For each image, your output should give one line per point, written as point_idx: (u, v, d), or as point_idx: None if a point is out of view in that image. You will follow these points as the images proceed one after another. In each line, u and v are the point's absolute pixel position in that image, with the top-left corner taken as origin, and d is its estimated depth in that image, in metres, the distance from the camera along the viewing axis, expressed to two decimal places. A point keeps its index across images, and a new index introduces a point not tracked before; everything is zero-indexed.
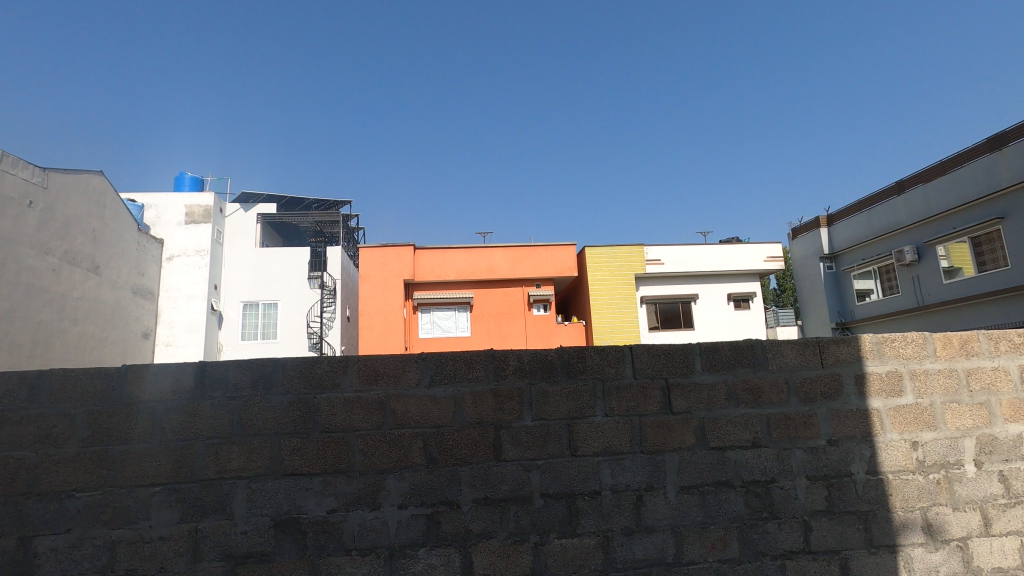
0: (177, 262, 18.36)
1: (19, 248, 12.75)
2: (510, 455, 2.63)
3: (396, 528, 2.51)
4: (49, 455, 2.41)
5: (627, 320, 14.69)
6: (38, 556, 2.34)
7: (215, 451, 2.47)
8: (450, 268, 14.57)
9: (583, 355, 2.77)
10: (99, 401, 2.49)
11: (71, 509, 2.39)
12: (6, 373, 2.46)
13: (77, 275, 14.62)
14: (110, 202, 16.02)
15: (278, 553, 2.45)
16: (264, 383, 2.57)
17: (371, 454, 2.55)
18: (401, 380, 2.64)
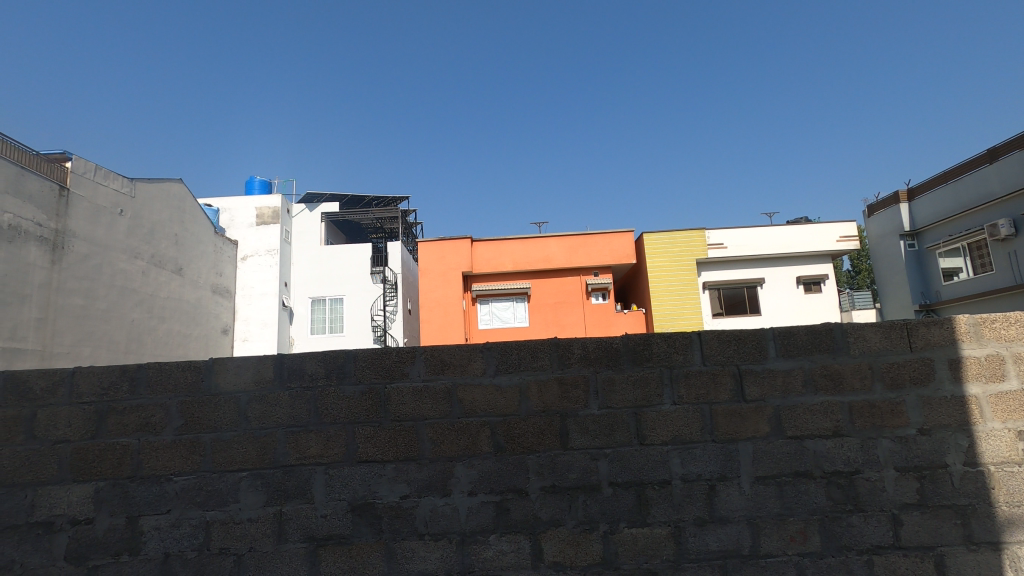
0: (249, 261, 19.41)
1: (113, 253, 13.93)
2: (577, 444, 2.62)
3: (466, 514, 2.55)
4: (149, 442, 2.61)
5: (689, 306, 14.29)
6: (144, 534, 2.55)
7: (295, 439, 2.60)
8: (506, 259, 14.65)
9: (649, 343, 2.72)
10: (189, 392, 2.67)
11: (171, 491, 2.58)
12: (110, 367, 2.68)
13: (163, 276, 15.75)
14: (189, 207, 17.13)
15: (356, 537, 2.55)
16: (337, 373, 2.67)
17: (439, 443, 2.60)
18: (467, 370, 2.68)
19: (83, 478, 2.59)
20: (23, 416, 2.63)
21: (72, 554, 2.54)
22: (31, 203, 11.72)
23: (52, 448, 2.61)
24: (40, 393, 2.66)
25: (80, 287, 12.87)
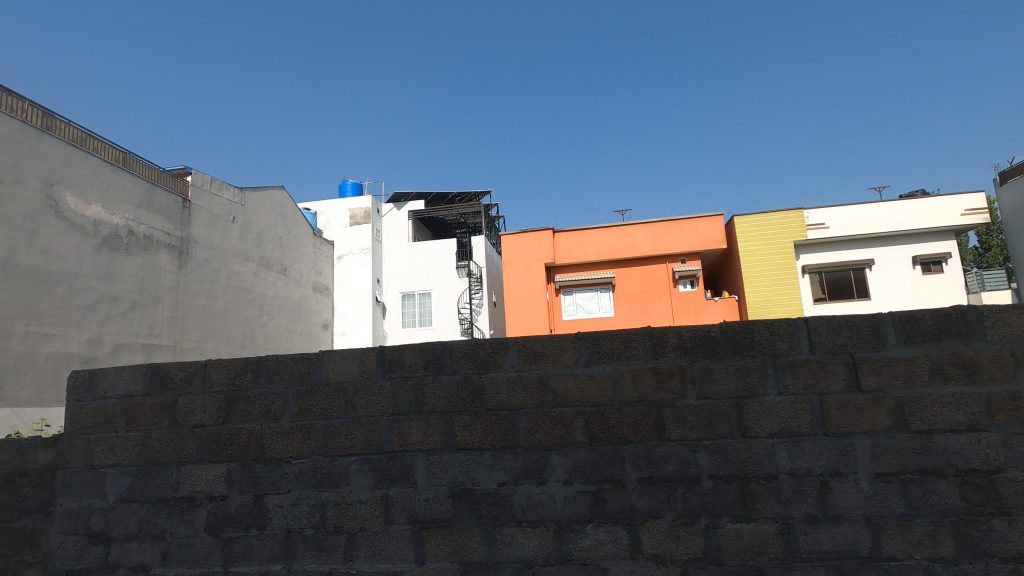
0: (345, 260, 20.59)
1: (228, 257, 15.35)
2: (674, 435, 2.55)
3: (563, 503, 2.57)
4: (271, 427, 2.86)
5: (787, 292, 13.45)
6: (269, 511, 2.79)
7: (398, 426, 2.74)
8: (589, 248, 14.50)
9: (750, 330, 2.59)
10: (303, 381, 2.88)
11: (290, 473, 2.81)
12: (235, 360, 2.96)
13: (270, 277, 17.10)
14: (291, 212, 18.47)
15: (457, 521, 2.64)
16: (434, 364, 2.78)
17: (534, 432, 2.64)
18: (560, 360, 2.69)
19: (217, 459, 2.88)
20: (166, 403, 2.98)
21: (210, 526, 2.84)
22: (160, 215, 13.17)
23: (191, 432, 2.93)
24: (180, 382, 2.99)
25: (202, 289, 14.31)
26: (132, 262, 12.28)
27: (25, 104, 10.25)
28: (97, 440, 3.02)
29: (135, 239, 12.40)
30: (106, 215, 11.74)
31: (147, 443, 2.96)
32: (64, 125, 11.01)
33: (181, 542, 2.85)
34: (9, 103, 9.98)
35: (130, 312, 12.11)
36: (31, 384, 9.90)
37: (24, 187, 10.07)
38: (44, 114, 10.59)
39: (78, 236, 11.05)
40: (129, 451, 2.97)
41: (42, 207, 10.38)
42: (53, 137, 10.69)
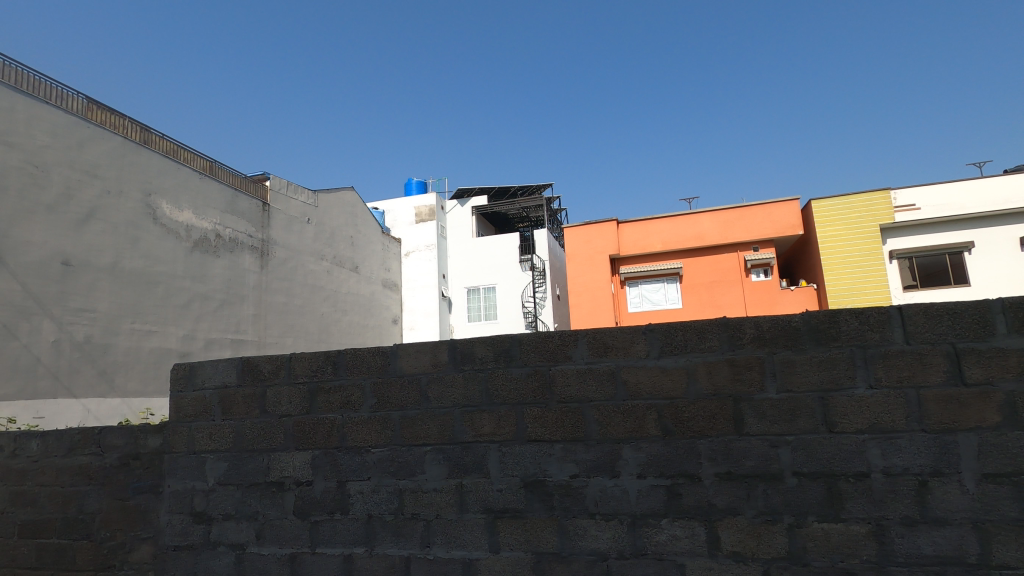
0: (412, 257, 21.18)
1: (303, 256, 16.20)
2: (754, 430, 2.45)
3: (636, 496, 2.54)
4: (350, 417, 2.99)
5: (872, 279, 12.57)
6: (351, 496, 2.93)
7: (470, 418, 2.80)
8: (655, 239, 14.15)
9: (836, 320, 2.44)
10: (379, 374, 3.00)
11: (369, 461, 2.93)
12: (316, 353, 3.12)
13: (343, 275, 17.89)
14: (360, 212, 19.20)
15: (529, 512, 2.67)
16: (504, 356, 2.82)
17: (606, 424, 2.62)
18: (631, 352, 2.65)
19: (303, 446, 3.06)
20: (257, 394, 3.18)
21: (298, 510, 3.01)
22: (243, 219, 14.08)
23: (278, 420, 3.12)
24: (268, 373, 3.19)
25: (282, 287, 15.18)
26: (220, 263, 13.20)
27: (125, 121, 11.23)
28: (197, 427, 3.28)
29: (222, 241, 13.32)
30: (196, 220, 12.67)
31: (240, 430, 3.18)
32: (158, 138, 11.98)
33: (273, 523, 3.05)
34: (112, 121, 10.96)
35: (219, 310, 13.03)
36: (137, 376, 10.87)
37: (127, 197, 11.04)
38: (141, 129, 11.56)
39: (173, 240, 12.00)
40: (225, 438, 3.20)
41: (142, 214, 11.34)
42: (149, 150, 11.64)
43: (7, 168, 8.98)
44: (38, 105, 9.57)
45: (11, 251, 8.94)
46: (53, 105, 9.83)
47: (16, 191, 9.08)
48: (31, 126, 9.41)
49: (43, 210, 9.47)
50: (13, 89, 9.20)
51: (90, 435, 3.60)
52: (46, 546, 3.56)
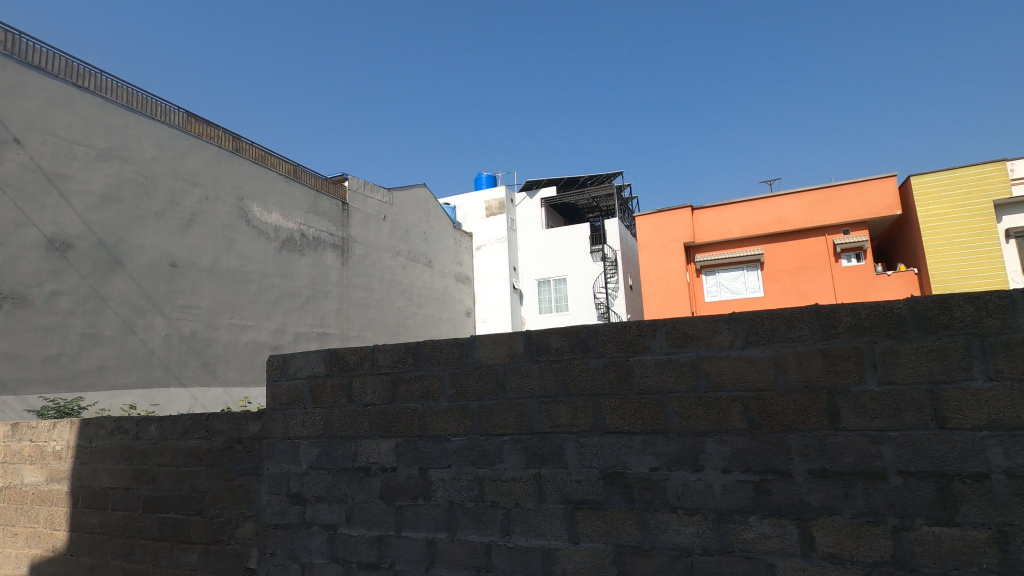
0: (483, 251, 21.50)
1: (380, 253, 16.86)
2: (851, 425, 2.29)
3: (721, 492, 2.45)
4: (431, 407, 3.08)
5: (984, 261, 11.37)
6: (433, 483, 3.03)
7: (547, 409, 2.80)
8: (732, 225, 13.51)
9: (947, 305, 2.22)
10: (457, 365, 3.07)
11: (450, 449, 3.01)
12: (397, 345, 3.24)
13: (418, 269, 18.47)
14: (433, 208, 19.69)
15: (608, 503, 2.64)
16: (580, 347, 2.79)
17: (687, 417, 2.54)
18: (712, 342, 2.55)
19: (387, 434, 3.19)
20: (343, 384, 3.35)
21: (384, 495, 3.15)
22: (325, 218, 14.85)
23: (364, 409, 3.27)
24: (353, 364, 3.35)
25: (362, 282, 15.90)
26: (305, 261, 13.99)
27: (219, 131, 12.12)
28: (291, 414, 3.51)
29: (306, 241, 14.11)
30: (283, 221, 13.49)
31: (329, 418, 3.37)
32: (249, 146, 12.87)
33: (361, 506, 3.20)
34: (208, 132, 11.86)
35: (305, 306, 13.84)
36: (236, 367, 11.79)
37: (222, 202, 11.93)
38: (233, 138, 12.44)
39: (263, 241, 12.85)
40: (316, 425, 3.40)
41: (236, 218, 12.22)
42: (241, 158, 12.52)
43: (122, 180, 9.96)
44: (145, 121, 10.52)
45: (127, 255, 9.91)
46: (159, 121, 10.78)
47: (129, 200, 10.05)
48: (141, 141, 10.38)
49: (152, 217, 10.42)
50: (124, 108, 10.16)
51: (199, 421, 3.95)
52: (166, 520, 3.94)
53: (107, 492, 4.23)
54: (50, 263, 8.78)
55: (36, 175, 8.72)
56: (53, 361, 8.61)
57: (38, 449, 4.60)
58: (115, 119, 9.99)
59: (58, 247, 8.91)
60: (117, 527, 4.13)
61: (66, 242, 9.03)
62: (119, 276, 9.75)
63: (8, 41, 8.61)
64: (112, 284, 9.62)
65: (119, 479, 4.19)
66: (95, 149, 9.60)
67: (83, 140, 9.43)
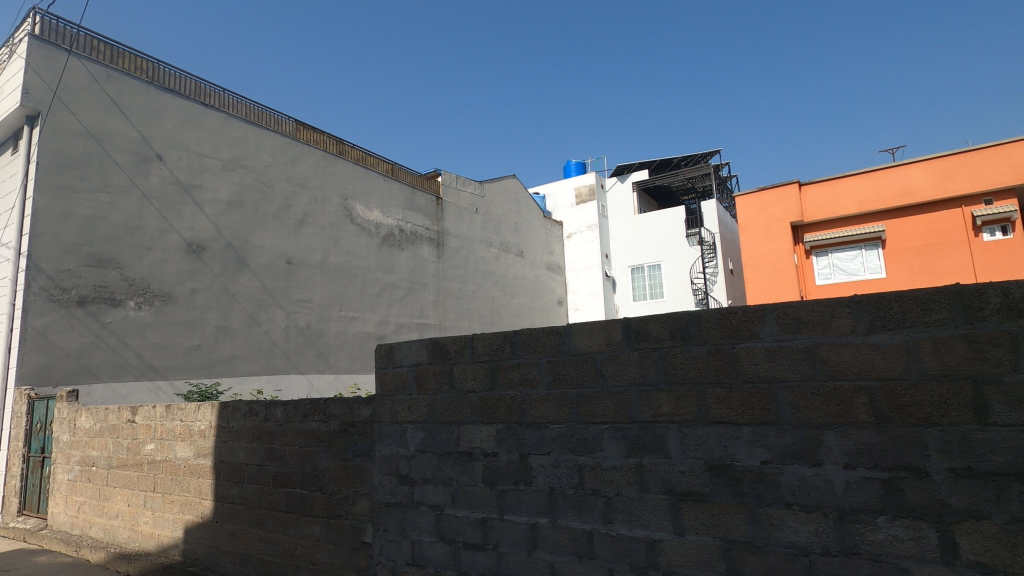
0: (574, 239, 21.36)
1: (474, 245, 17.30)
2: (1003, 420, 2.02)
3: (844, 489, 2.26)
4: (529, 394, 3.13)
5: None
6: (533, 469, 3.07)
7: (647, 397, 2.74)
8: (847, 200, 12.37)
9: None
10: (554, 353, 3.08)
11: (549, 436, 3.04)
12: (494, 334, 3.31)
13: (510, 260, 18.75)
14: (523, 198, 19.84)
15: (716, 496, 2.53)
16: (681, 334, 2.70)
17: (803, 407, 2.37)
18: (830, 328, 2.36)
19: (488, 420, 3.28)
20: (445, 371, 3.49)
21: (486, 478, 3.25)
22: (421, 213, 15.47)
23: (465, 396, 3.38)
24: (454, 352, 3.47)
25: (457, 274, 16.43)
26: (404, 255, 14.69)
27: (324, 137, 12.98)
28: (398, 400, 3.71)
29: (405, 235, 14.79)
30: (384, 218, 14.23)
31: (433, 404, 3.52)
32: (351, 148, 13.68)
33: (465, 489, 3.33)
34: (314, 138, 12.74)
35: (406, 297, 14.55)
36: (346, 356, 12.68)
37: (329, 202, 12.80)
38: (336, 142, 13.27)
39: (366, 237, 13.63)
40: (421, 410, 3.57)
41: (342, 217, 13.07)
42: (344, 160, 13.33)
43: (244, 187, 10.98)
44: (261, 132, 11.51)
45: (251, 254, 10.94)
46: (273, 130, 11.75)
47: (251, 205, 11.07)
48: (258, 150, 11.37)
49: (270, 219, 11.41)
50: (243, 121, 11.18)
51: (318, 405, 4.29)
52: (293, 494, 4.33)
53: (242, 467, 4.72)
54: (190, 264, 9.90)
55: (175, 187, 9.84)
56: (195, 351, 9.74)
57: (187, 428, 5.24)
58: (237, 132, 11.02)
59: (195, 250, 10.01)
60: (252, 499, 4.61)
61: (201, 245, 10.14)
62: (244, 274, 10.79)
63: (149, 69, 9.76)
64: (239, 281, 10.68)
65: (252, 457, 4.66)
66: (221, 161, 10.66)
67: (211, 153, 10.50)
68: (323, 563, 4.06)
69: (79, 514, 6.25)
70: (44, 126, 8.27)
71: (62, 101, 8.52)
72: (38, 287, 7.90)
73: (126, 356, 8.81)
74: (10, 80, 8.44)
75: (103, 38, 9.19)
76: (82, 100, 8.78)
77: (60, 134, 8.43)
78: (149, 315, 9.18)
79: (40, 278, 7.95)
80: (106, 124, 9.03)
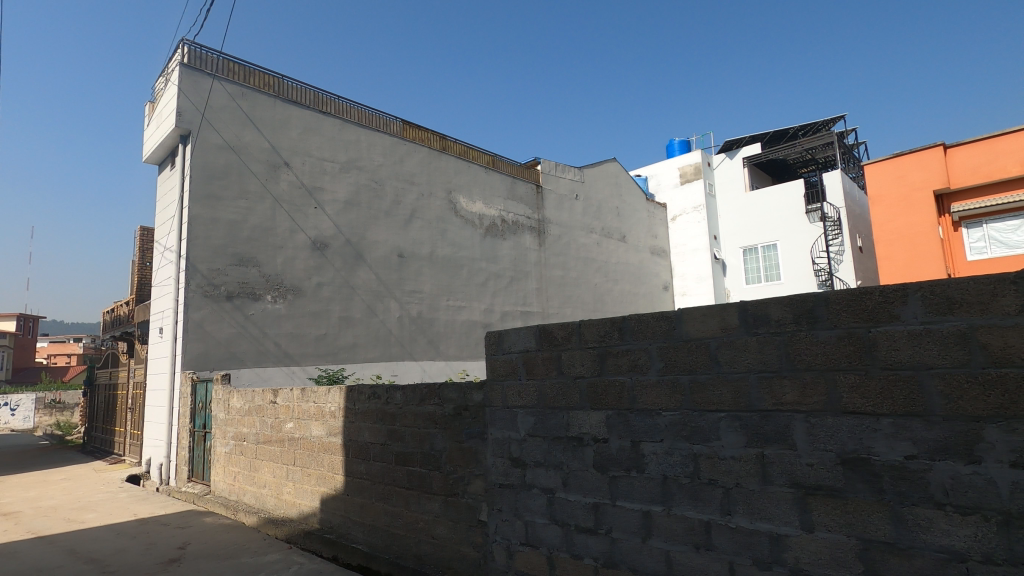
0: (680, 221, 20.55)
1: (575, 231, 17.23)
2: None
3: (1009, 491, 2.00)
4: (639, 380, 3.08)
5: None
6: (645, 456, 3.03)
7: (769, 384, 2.59)
8: (1007, 161, 10.69)
9: None
10: (665, 338, 2.99)
11: (662, 423, 2.97)
12: (602, 320, 3.28)
13: (612, 245, 18.44)
14: (624, 181, 19.38)
15: (850, 492, 2.34)
16: (807, 318, 2.51)
17: (956, 398, 2.12)
18: (990, 308, 2.08)
19: (597, 406, 3.27)
20: (554, 357, 3.53)
21: (597, 464, 3.25)
22: (522, 202, 15.65)
23: (574, 381, 3.40)
24: (561, 339, 3.50)
25: (559, 261, 16.47)
26: (507, 244, 14.97)
27: (429, 134, 13.52)
28: (509, 385, 3.81)
29: (507, 225, 15.05)
30: (486, 209, 14.59)
31: (542, 389, 3.58)
32: (454, 143, 14.13)
33: (576, 473, 3.36)
34: (420, 136, 13.32)
35: (510, 286, 14.86)
36: (455, 343, 13.25)
37: (435, 196, 13.35)
38: (440, 138, 13.78)
39: (471, 229, 14.07)
40: (531, 395, 3.65)
41: (447, 210, 13.59)
42: (447, 155, 13.83)
43: (359, 187, 11.78)
44: (373, 134, 12.26)
45: (367, 249, 11.74)
46: (382, 131, 12.45)
47: (366, 203, 11.86)
48: (370, 151, 12.12)
49: (383, 215, 12.15)
50: (356, 125, 11.98)
51: (433, 389, 4.53)
52: (413, 472, 4.62)
53: (368, 446, 5.12)
54: (316, 260, 10.83)
55: (301, 190, 10.80)
56: (322, 339, 10.69)
57: (320, 409, 5.76)
58: (351, 136, 11.82)
59: (319, 247, 10.93)
60: (377, 475, 4.99)
61: (324, 243, 11.05)
62: (362, 268, 11.60)
63: (275, 85, 10.75)
64: (358, 275, 11.50)
65: (376, 436, 5.04)
66: (338, 163, 11.50)
67: (330, 157, 11.37)
68: (443, 538, 4.31)
69: (235, 483, 7.14)
70: (195, 143, 9.43)
71: (207, 120, 9.65)
72: (195, 284, 9.07)
73: (267, 344, 9.86)
74: (167, 106, 9.69)
75: (237, 60, 10.26)
76: (223, 118, 9.87)
77: (207, 149, 9.56)
78: (283, 308, 10.20)
79: (197, 277, 9.11)
80: (242, 138, 10.10)
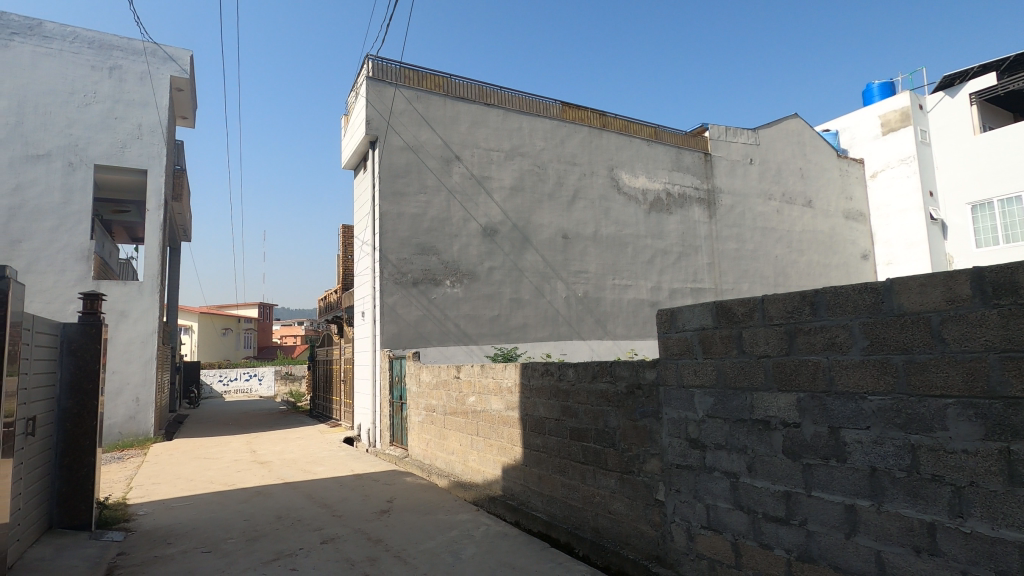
0: (882, 177, 17.83)
1: (750, 199, 15.83)
2: None
3: None
4: (839, 360, 2.75)
5: None
6: (848, 445, 2.72)
7: (1018, 366, 2.15)
8: None
9: None
10: (871, 313, 2.63)
11: (868, 409, 2.63)
12: (791, 293, 2.99)
13: (796, 212, 16.59)
14: (809, 138, 17.25)
15: None
16: None
17: None
18: None
19: (787, 388, 3.01)
20: (733, 335, 3.32)
21: (789, 450, 3.00)
22: (689, 173, 14.79)
23: (758, 361, 3.17)
24: (742, 316, 3.27)
25: (732, 233, 15.32)
26: (674, 219, 14.31)
27: (588, 112, 13.41)
28: (684, 364, 3.68)
29: (673, 199, 14.37)
30: (650, 183, 14.09)
31: (721, 368, 3.40)
32: (614, 118, 13.82)
33: (764, 458, 3.14)
34: (580, 115, 13.29)
35: (679, 262, 14.22)
36: (622, 323, 13.13)
37: (598, 174, 13.26)
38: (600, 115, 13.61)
39: (635, 205, 13.73)
40: (709, 374, 3.48)
41: (611, 188, 13.43)
42: (608, 132, 13.60)
43: (524, 172, 12.19)
44: (534, 119, 12.56)
45: (533, 232, 12.13)
46: (542, 115, 12.68)
47: (530, 187, 12.24)
48: (532, 136, 12.44)
49: (547, 199, 12.43)
50: (518, 113, 12.36)
51: (604, 367, 4.57)
52: (588, 447, 4.74)
53: (544, 421, 5.36)
54: (487, 246, 11.51)
55: (471, 181, 11.52)
56: (496, 320, 11.38)
57: (498, 385, 6.17)
58: (514, 124, 12.25)
59: (490, 233, 11.59)
60: (554, 449, 5.20)
61: (494, 228, 11.67)
62: (530, 251, 12.03)
63: (444, 84, 11.53)
64: (526, 257, 11.95)
65: (551, 412, 5.25)
66: (504, 152, 12.02)
67: (496, 146, 11.93)
68: (620, 513, 4.36)
69: (428, 448, 8.00)
70: (382, 147, 10.60)
71: (391, 125, 10.76)
72: (388, 273, 10.28)
73: (448, 325, 10.79)
74: (358, 116, 11.00)
75: (411, 66, 11.21)
76: (403, 121, 10.91)
77: (391, 152, 10.68)
78: (460, 291, 11.04)
79: (389, 266, 10.31)
80: (420, 137, 11.06)
